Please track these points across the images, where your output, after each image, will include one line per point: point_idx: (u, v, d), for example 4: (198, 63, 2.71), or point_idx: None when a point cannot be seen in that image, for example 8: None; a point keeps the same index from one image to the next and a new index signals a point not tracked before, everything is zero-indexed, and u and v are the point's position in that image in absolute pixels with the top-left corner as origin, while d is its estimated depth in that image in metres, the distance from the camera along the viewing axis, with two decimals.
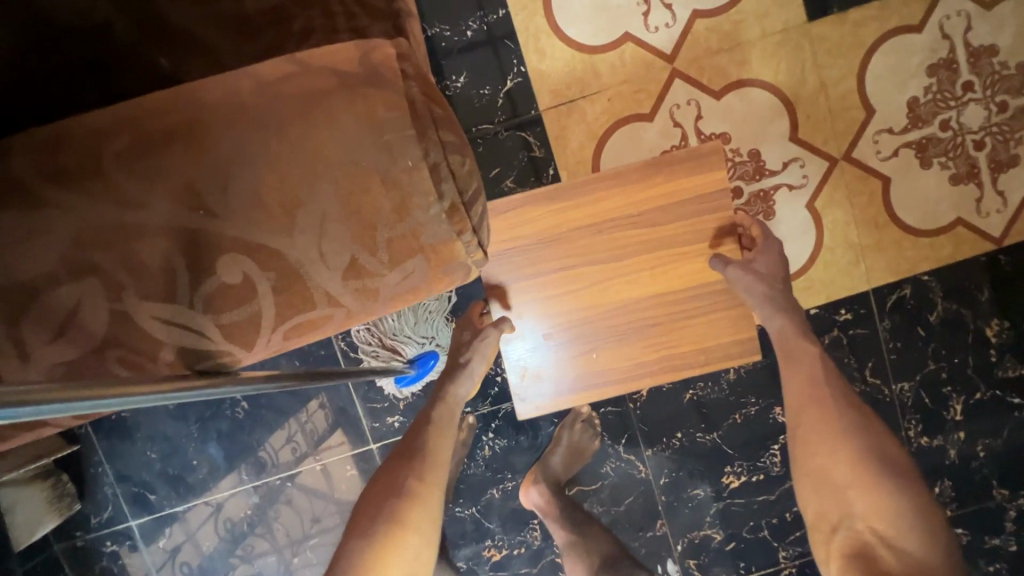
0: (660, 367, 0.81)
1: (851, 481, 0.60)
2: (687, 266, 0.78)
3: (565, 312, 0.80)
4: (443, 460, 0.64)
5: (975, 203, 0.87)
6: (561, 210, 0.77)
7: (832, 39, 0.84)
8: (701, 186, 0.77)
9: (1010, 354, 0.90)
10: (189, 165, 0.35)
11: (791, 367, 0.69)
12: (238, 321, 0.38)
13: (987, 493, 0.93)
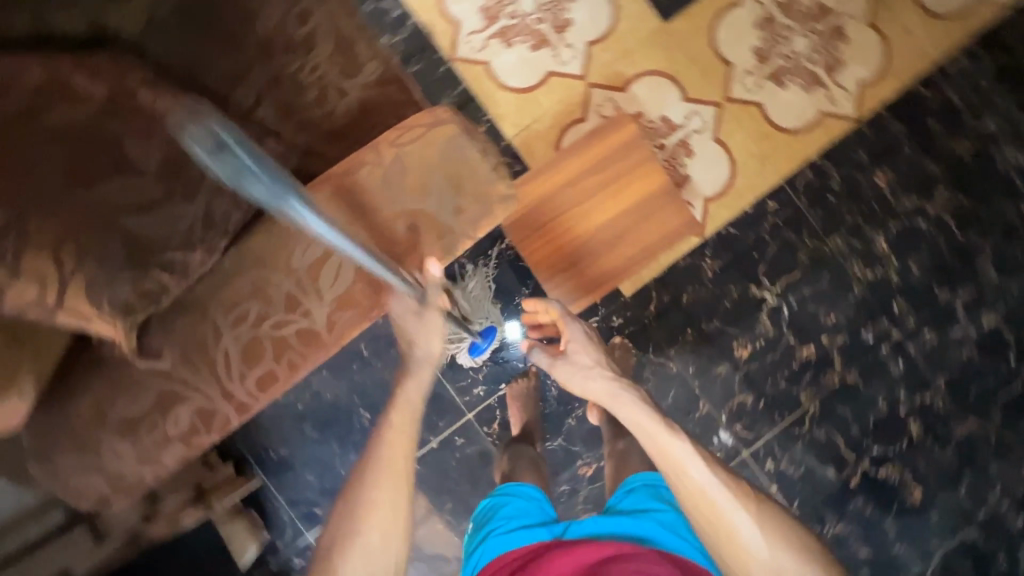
0: (645, 256, 1.16)
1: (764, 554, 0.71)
2: (635, 187, 1.13)
3: (568, 245, 1.14)
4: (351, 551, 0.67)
5: (828, 98, 1.21)
6: (540, 182, 1.12)
7: (686, 27, 1.21)
8: (623, 139, 1.13)
9: (901, 192, 1.21)
10: (373, 183, 0.68)
11: (672, 472, 0.77)
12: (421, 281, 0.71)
13: (934, 297, 1.20)
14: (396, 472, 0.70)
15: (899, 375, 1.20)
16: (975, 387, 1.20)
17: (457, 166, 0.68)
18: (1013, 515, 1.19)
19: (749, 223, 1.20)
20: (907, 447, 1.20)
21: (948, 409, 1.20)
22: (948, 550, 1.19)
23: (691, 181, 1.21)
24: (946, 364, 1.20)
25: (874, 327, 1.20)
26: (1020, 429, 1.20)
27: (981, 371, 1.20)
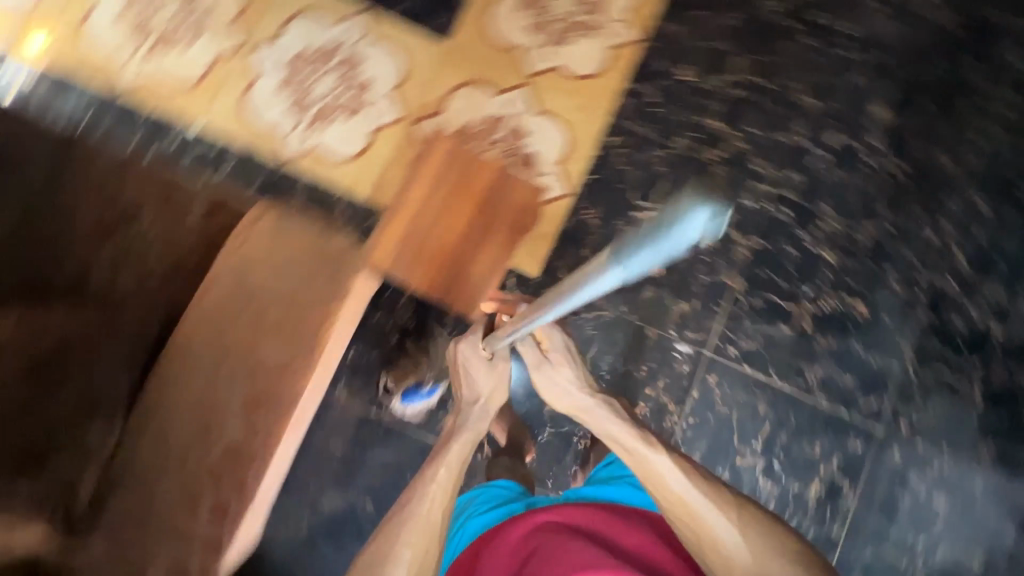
0: (517, 234, 1.25)
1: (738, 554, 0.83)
2: (482, 184, 1.20)
3: (451, 260, 1.19)
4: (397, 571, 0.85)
5: (608, 35, 1.35)
6: (396, 221, 1.17)
7: (465, 37, 1.33)
8: (449, 151, 1.20)
9: (706, 76, 1.34)
10: (243, 297, 0.91)
11: (652, 481, 0.93)
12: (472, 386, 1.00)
13: (780, 144, 1.33)
14: (429, 534, 0.88)
15: (791, 218, 1.31)
16: (853, 195, 1.32)
17: (306, 253, 0.95)
18: (944, 282, 1.30)
19: (602, 165, 1.31)
20: (832, 275, 1.30)
21: (844, 224, 1.31)
22: (912, 338, 1.29)
23: (538, 155, 1.31)
24: (821, 190, 1.32)
25: (748, 193, 1.32)
26: (909, 211, 1.32)
27: (850, 181, 1.32)
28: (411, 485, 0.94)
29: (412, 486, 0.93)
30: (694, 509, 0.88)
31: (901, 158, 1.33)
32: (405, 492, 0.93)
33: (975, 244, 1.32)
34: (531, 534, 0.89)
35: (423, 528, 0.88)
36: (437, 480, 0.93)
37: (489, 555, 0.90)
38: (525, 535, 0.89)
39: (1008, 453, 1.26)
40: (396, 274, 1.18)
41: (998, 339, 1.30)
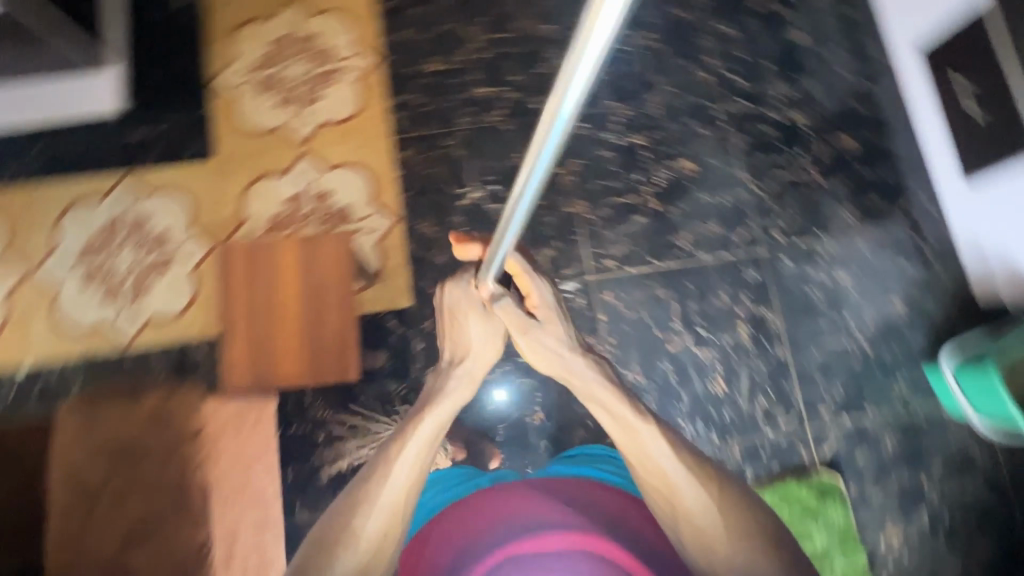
0: (342, 286, 1.29)
1: (704, 525, 1.01)
2: (283, 264, 1.28)
3: (292, 341, 1.25)
4: (363, 530, 1.01)
5: (350, 72, 1.41)
6: (227, 336, 1.25)
7: (229, 145, 1.35)
8: (240, 254, 1.29)
9: (451, 57, 1.42)
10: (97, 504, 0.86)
11: (649, 463, 1.07)
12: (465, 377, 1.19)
13: (543, 77, 1.43)
14: (394, 501, 1.04)
15: (590, 128, 1.39)
16: (626, 80, 1.42)
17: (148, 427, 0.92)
18: (737, 105, 1.42)
19: (411, 180, 1.36)
20: (650, 152, 1.38)
21: (634, 107, 1.40)
22: (741, 163, 1.40)
23: (352, 204, 1.34)
24: (599, 90, 1.40)
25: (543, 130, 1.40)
26: (676, 66, 1.43)
27: (616, 70, 1.42)
28: (383, 458, 1.10)
29: (382, 466, 1.08)
30: (676, 481, 1.04)
31: (643, 30, 1.44)
32: (377, 468, 1.09)
33: (740, 61, 1.44)
34: (506, 502, 1.13)
35: (394, 498, 1.04)
36: (414, 456, 1.09)
37: (467, 517, 1.12)
38: (500, 499, 1.13)
39: (867, 205, 1.38)
40: (253, 381, 1.23)
41: (804, 123, 1.42)
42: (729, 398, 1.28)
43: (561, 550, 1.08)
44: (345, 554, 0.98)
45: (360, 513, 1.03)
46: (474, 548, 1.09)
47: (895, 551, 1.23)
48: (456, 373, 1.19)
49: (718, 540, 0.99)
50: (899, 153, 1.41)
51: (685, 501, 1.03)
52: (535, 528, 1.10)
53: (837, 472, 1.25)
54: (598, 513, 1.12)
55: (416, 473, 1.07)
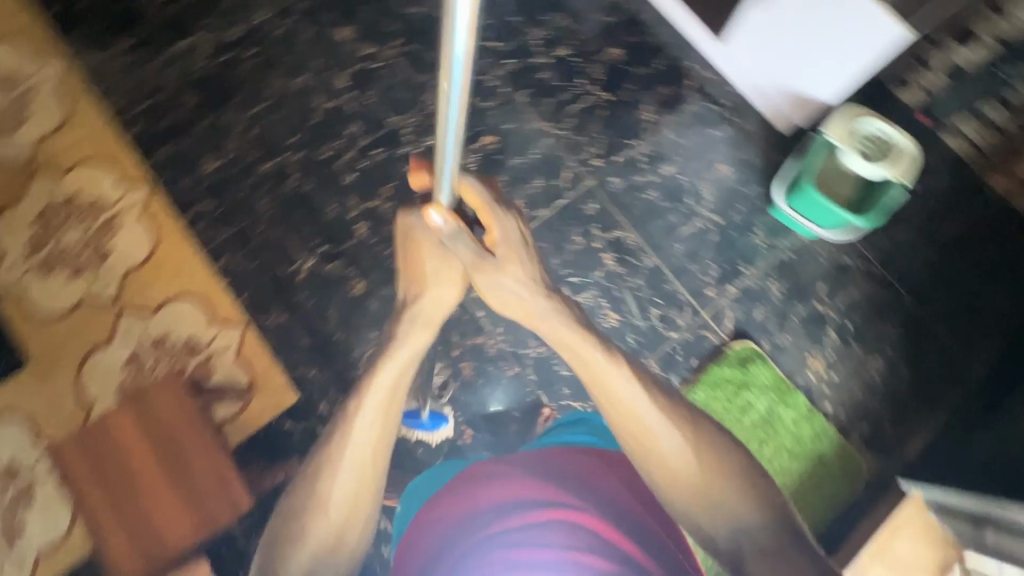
0: (197, 425, 1.22)
1: (686, 475, 1.01)
2: (124, 437, 1.21)
3: (170, 504, 1.18)
4: (328, 497, 1.02)
5: (129, 210, 1.34)
6: (101, 535, 1.16)
7: (38, 340, 1.25)
8: (76, 449, 1.20)
9: (224, 151, 1.39)
10: None
11: (626, 408, 1.06)
12: (426, 323, 1.09)
13: (321, 127, 1.42)
14: (360, 476, 1.03)
15: (386, 153, 1.41)
16: (397, 95, 1.44)
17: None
18: (506, 66, 1.45)
19: (240, 281, 1.31)
20: None
21: (415, 115, 1.43)
22: (535, 115, 1.43)
23: (193, 333, 1.28)
24: (377, 117, 1.43)
25: (344, 174, 1.39)
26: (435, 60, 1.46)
27: (384, 91, 1.44)
28: (340, 437, 1.06)
29: (336, 452, 1.05)
30: (649, 431, 1.04)
31: (390, 43, 1.47)
32: (329, 453, 1.05)
33: (487, 27, 1.48)
34: (485, 485, 1.12)
35: (351, 485, 1.02)
36: (365, 437, 1.05)
37: (448, 503, 1.12)
38: (480, 481, 1.13)
39: (657, 96, 1.45)
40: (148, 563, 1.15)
41: (570, 53, 1.47)
42: (626, 323, 1.31)
43: (546, 526, 1.08)
44: (309, 541, 1.00)
45: (319, 506, 1.01)
46: (457, 533, 1.08)
47: (826, 376, 1.29)
48: (423, 314, 1.08)
49: (705, 486, 1.01)
50: (661, 39, 1.48)
51: (659, 449, 1.03)
52: (520, 506, 1.10)
53: (745, 338, 1.31)
54: (578, 486, 1.12)
55: (366, 456, 1.04)
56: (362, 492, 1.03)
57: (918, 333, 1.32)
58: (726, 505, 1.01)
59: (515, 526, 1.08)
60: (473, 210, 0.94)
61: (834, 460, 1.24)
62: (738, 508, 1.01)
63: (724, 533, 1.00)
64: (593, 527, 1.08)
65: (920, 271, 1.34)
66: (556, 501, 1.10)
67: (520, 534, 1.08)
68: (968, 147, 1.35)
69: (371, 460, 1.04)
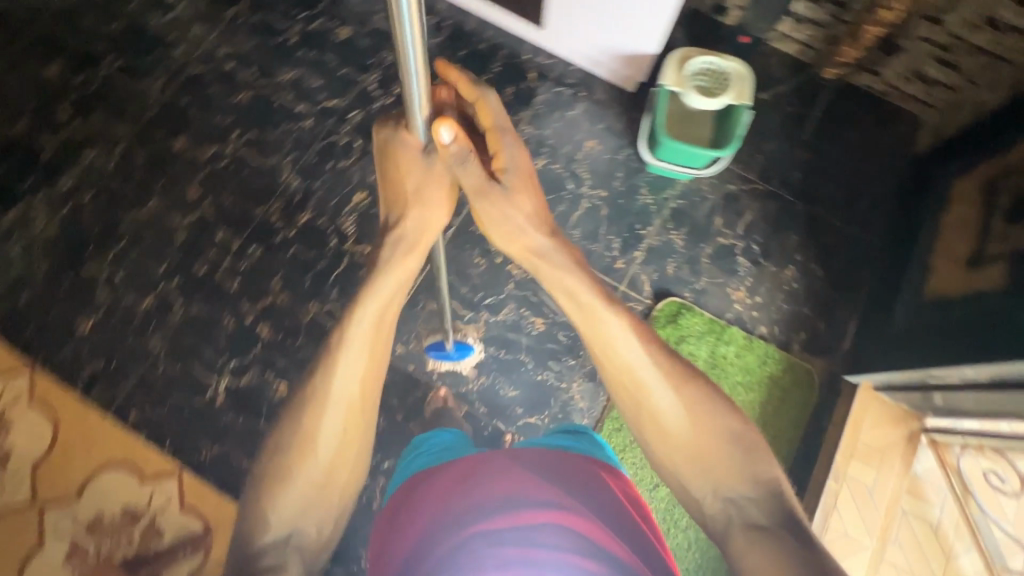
0: None
1: (686, 440, 0.82)
2: None
3: None
4: (300, 438, 0.80)
5: (15, 403, 1.25)
6: None
7: None
8: None
9: (96, 304, 1.31)
10: None
11: (608, 342, 0.90)
12: (407, 245, 0.93)
13: (188, 244, 1.35)
14: (348, 411, 0.83)
15: (262, 246, 1.35)
16: (254, 186, 1.39)
17: None
18: (353, 123, 1.44)
19: (158, 429, 1.24)
20: (323, 217, 1.37)
21: (280, 197, 1.39)
22: None
23: (127, 500, 1.20)
24: (242, 213, 1.37)
25: (227, 281, 1.33)
26: (280, 140, 1.43)
27: (240, 186, 1.39)
28: (309, 404, 0.82)
29: (314, 411, 0.81)
30: (639, 377, 0.87)
31: (229, 139, 1.43)
32: (296, 423, 0.81)
33: (321, 90, 1.46)
34: (465, 480, 0.77)
35: (324, 455, 0.80)
36: (347, 389, 0.84)
37: (411, 496, 0.80)
38: (456, 471, 0.80)
39: (505, 97, 1.46)
40: None
41: (408, 86, 1.47)
42: (552, 322, 1.31)
43: (545, 547, 0.66)
44: (271, 533, 0.74)
45: (284, 487, 0.77)
46: (409, 544, 0.71)
47: (752, 300, 1.32)
48: (410, 233, 0.93)
49: (703, 451, 0.81)
50: (488, 43, 1.49)
51: (642, 403, 0.86)
52: (505, 510, 0.70)
53: (667, 294, 1.33)
54: (586, 492, 0.76)
55: (351, 412, 0.84)
56: (339, 461, 0.82)
57: (815, 230, 1.37)
58: (722, 480, 0.79)
59: (497, 543, 0.66)
60: (485, 128, 0.95)
61: (787, 377, 1.26)
62: (737, 484, 0.77)
63: (718, 516, 0.77)
64: (615, 553, 0.67)
65: (796, 174, 1.41)
66: (558, 506, 0.71)
67: (497, 556, 0.64)
68: (799, 45, 1.42)
69: (351, 422, 0.84)
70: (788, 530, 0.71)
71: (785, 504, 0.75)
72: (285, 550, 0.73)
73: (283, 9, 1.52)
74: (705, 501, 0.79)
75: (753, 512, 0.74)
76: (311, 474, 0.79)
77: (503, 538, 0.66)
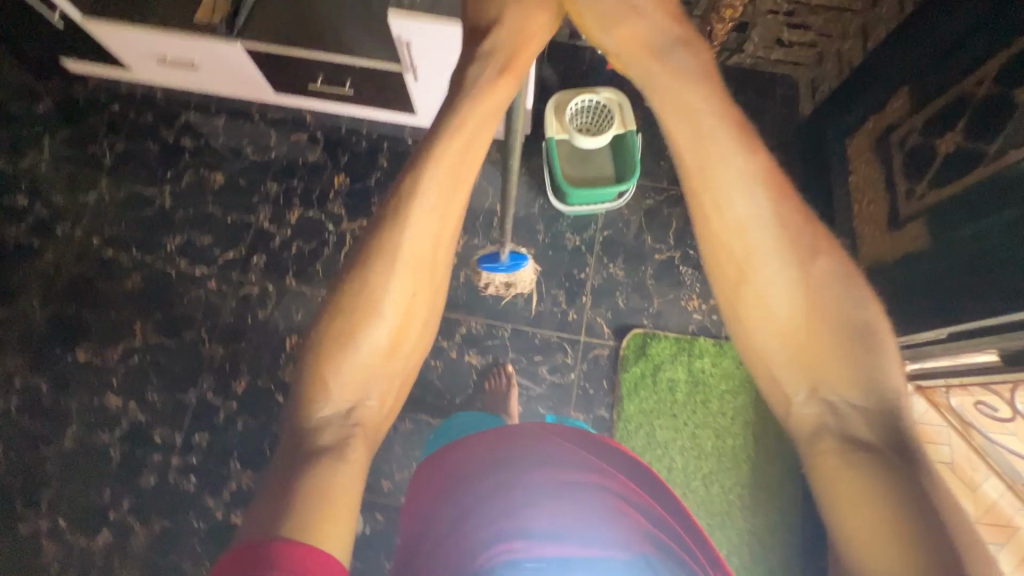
0: None
1: (791, 327, 0.50)
2: None
3: None
4: (356, 309, 0.55)
5: None
6: None
7: None
8: None
9: (47, 563, 1.18)
10: None
11: (720, 171, 0.51)
12: (492, 69, 0.60)
13: (125, 457, 1.23)
14: (410, 284, 0.56)
15: (206, 430, 1.24)
16: (178, 369, 1.29)
17: None
18: (259, 268, 1.36)
19: None
20: (262, 377, 1.28)
21: (209, 372, 1.29)
22: (316, 288, 1.34)
23: None
24: (173, 403, 1.26)
25: (181, 482, 1.21)
26: (188, 312, 1.32)
27: (163, 375, 1.28)
28: (375, 257, 0.55)
29: (378, 271, 0.55)
30: (765, 223, 0.50)
31: (134, 331, 1.31)
32: (356, 280, 0.55)
33: (214, 246, 1.38)
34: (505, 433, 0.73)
35: (381, 338, 0.56)
36: (416, 247, 0.55)
37: (453, 444, 0.77)
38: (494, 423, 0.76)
39: None
40: None
41: (303, 211, 1.40)
42: (527, 398, 1.26)
43: (582, 497, 0.63)
44: (335, 412, 0.55)
45: (351, 362, 0.55)
46: (445, 488, 0.70)
47: (707, 305, 1.32)
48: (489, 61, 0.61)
49: (812, 349, 0.49)
50: (368, 142, 1.46)
51: (760, 252, 0.50)
52: (550, 464, 0.66)
53: (628, 328, 1.31)
54: (621, 455, 0.72)
55: (420, 283, 0.56)
56: (403, 341, 0.57)
57: None
58: (829, 378, 0.49)
59: (530, 492, 0.63)
60: None
61: None
62: (844, 385, 0.48)
63: (804, 427, 0.50)
64: (653, 509, 0.64)
65: None
66: (596, 461, 0.67)
67: (529, 505, 0.63)
68: None
69: (418, 294, 0.57)
70: (903, 459, 0.45)
71: (908, 426, 0.47)
72: (348, 439, 0.53)
73: (147, 178, 1.43)
74: (796, 401, 0.51)
75: (858, 425, 0.47)
76: (366, 362, 0.55)
77: (538, 485, 0.64)
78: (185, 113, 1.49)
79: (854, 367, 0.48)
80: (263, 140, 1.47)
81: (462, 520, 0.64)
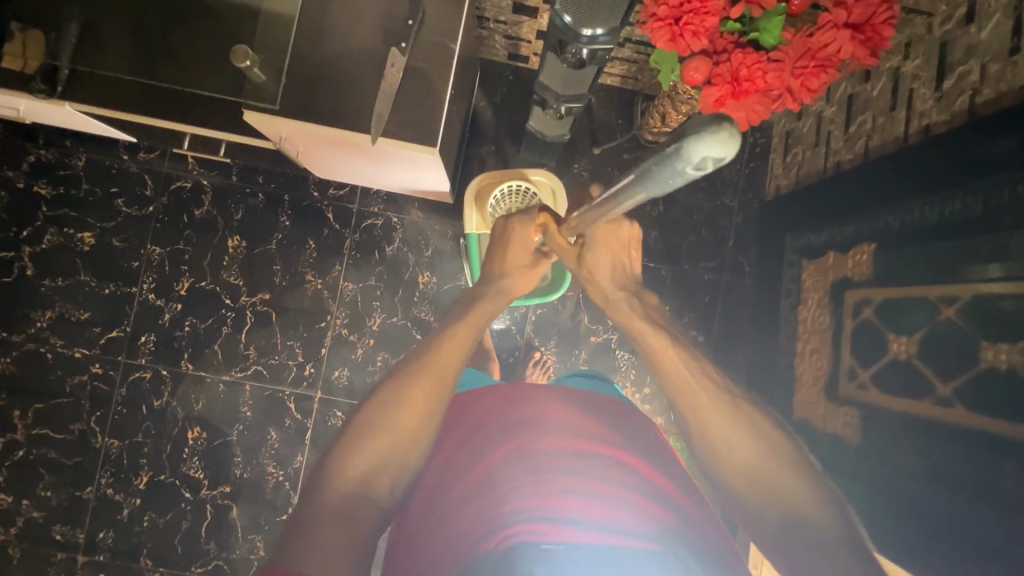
0: None
1: (753, 460, 0.56)
2: None
3: None
4: (372, 418, 0.59)
5: None
6: None
7: None
8: None
9: None
10: None
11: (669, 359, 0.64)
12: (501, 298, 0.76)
13: (27, 556, 1.18)
14: (416, 403, 0.60)
15: (110, 528, 1.18)
16: (68, 466, 1.19)
17: None
18: (151, 352, 1.21)
19: None
20: (164, 472, 1.19)
21: (103, 468, 1.19)
22: (216, 376, 1.21)
23: None
24: (69, 500, 1.18)
25: None
26: (73, 401, 1.20)
27: (54, 471, 1.19)
28: (409, 372, 0.62)
29: (394, 388, 0.61)
30: (709, 393, 0.60)
31: (13, 422, 1.19)
32: (392, 386, 0.61)
33: (93, 324, 1.20)
34: (512, 398, 0.71)
35: (405, 426, 0.59)
36: (437, 364, 0.63)
37: (458, 412, 0.71)
38: (503, 390, 0.73)
39: (309, 255, 1.23)
40: None
41: (194, 281, 1.22)
42: None
43: (592, 470, 0.62)
44: (358, 474, 0.55)
45: (378, 438, 0.57)
46: (461, 452, 0.66)
47: (640, 394, 1.25)
48: (499, 290, 0.76)
49: (769, 472, 0.55)
50: (265, 194, 1.23)
51: (710, 409, 0.59)
52: (560, 438, 0.65)
53: None
54: (643, 443, 0.69)
55: (421, 390, 0.60)
56: (408, 435, 0.59)
57: None
58: (787, 499, 0.54)
59: (545, 465, 0.62)
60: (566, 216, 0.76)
61: (691, 463, 1.24)
62: (804, 505, 0.53)
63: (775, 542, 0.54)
64: (675, 495, 0.62)
65: (652, 234, 1.19)
66: (610, 440, 0.67)
67: (520, 485, 0.60)
68: (619, 77, 1.19)
69: (432, 397, 0.60)
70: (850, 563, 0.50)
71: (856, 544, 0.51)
72: (362, 505, 0.54)
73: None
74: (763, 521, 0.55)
75: (814, 534, 0.52)
76: (371, 448, 0.57)
77: (532, 470, 0.61)
78: (33, 150, 1.21)
79: (805, 476, 0.55)
80: (137, 190, 1.22)
81: (478, 494, 0.61)
